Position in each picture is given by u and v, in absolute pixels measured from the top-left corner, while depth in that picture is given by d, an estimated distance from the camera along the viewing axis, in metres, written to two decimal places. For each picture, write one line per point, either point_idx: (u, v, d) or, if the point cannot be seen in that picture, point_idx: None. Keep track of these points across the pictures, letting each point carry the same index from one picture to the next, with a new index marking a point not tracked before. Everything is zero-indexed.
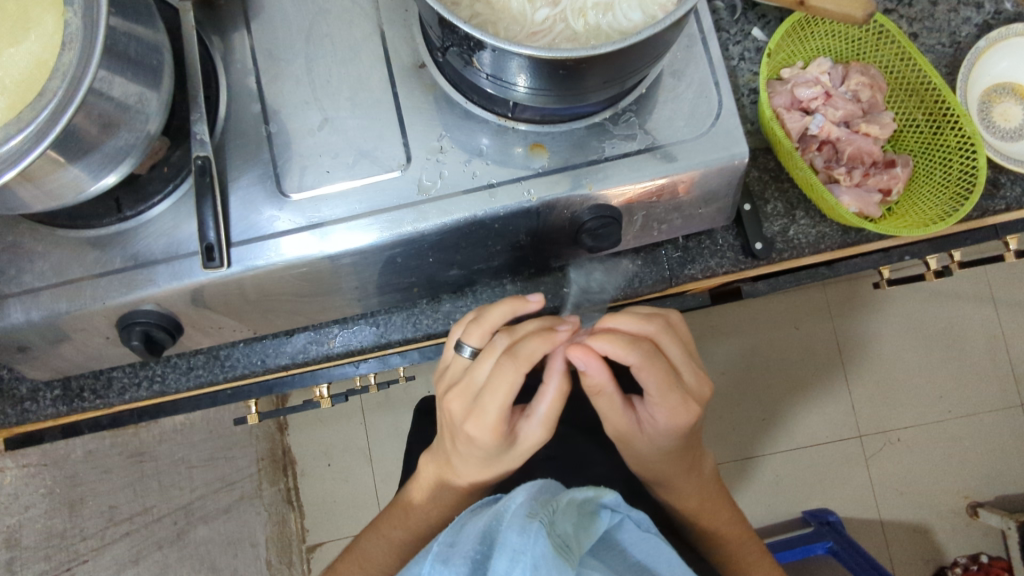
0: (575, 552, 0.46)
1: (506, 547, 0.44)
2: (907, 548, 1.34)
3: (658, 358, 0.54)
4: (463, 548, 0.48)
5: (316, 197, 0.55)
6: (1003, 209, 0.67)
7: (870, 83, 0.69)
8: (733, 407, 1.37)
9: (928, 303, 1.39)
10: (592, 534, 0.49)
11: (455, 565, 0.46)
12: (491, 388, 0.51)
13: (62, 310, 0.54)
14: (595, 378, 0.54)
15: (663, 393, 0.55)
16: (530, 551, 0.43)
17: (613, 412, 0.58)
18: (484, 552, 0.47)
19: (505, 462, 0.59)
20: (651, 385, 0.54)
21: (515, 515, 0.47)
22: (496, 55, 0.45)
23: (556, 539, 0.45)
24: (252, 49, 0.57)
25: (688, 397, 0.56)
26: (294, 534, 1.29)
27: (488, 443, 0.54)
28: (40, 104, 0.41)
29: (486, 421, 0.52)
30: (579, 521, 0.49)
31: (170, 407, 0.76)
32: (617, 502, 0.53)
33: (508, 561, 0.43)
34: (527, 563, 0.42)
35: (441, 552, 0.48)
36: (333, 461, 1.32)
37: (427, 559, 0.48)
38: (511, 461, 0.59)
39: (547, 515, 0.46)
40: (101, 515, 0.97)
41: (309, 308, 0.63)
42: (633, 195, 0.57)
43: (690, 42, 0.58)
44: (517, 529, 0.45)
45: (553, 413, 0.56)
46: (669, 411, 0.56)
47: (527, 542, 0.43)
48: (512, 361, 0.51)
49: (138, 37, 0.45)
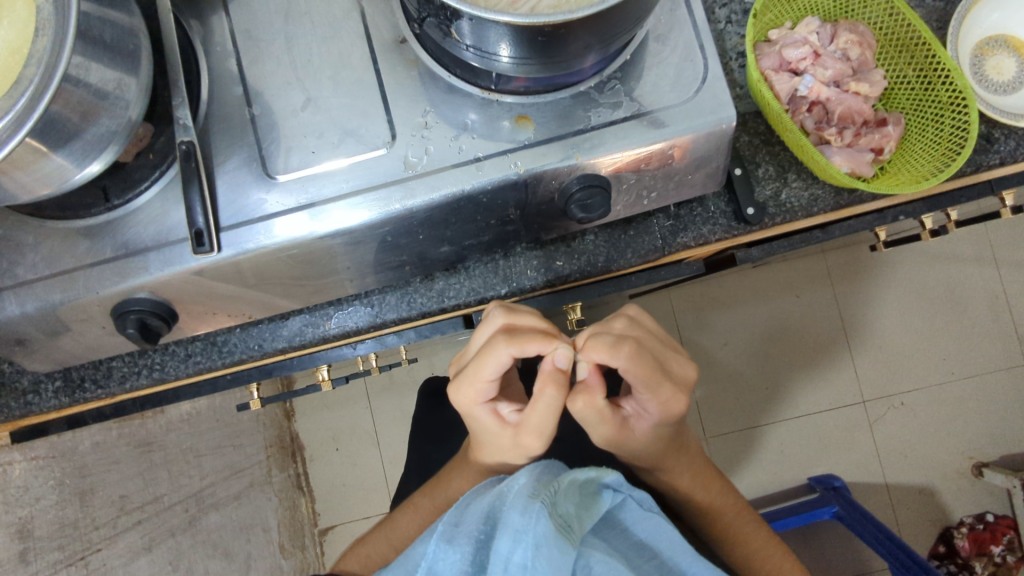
0: (578, 531, 0.46)
1: (509, 528, 0.44)
2: (912, 511, 1.35)
3: (642, 353, 0.54)
4: (468, 528, 0.48)
5: (304, 177, 0.55)
6: (997, 163, 0.66)
7: (859, 41, 0.68)
8: (734, 377, 1.38)
9: (930, 266, 1.38)
10: (594, 515, 0.50)
11: (459, 545, 0.47)
12: (480, 357, 0.54)
13: (56, 301, 0.55)
14: (585, 406, 0.56)
15: (654, 386, 0.55)
16: (532, 530, 0.43)
17: (605, 419, 0.57)
18: (489, 531, 0.48)
19: (497, 445, 0.59)
20: (639, 381, 0.55)
21: (517, 496, 0.48)
22: (475, 24, 0.44)
23: (558, 519, 0.45)
24: (232, 31, 0.57)
25: (678, 386, 0.58)
26: (305, 518, 1.38)
27: (473, 407, 0.57)
28: (17, 93, 0.41)
29: (473, 385, 0.55)
30: (581, 501, 0.50)
31: (173, 395, 0.77)
32: (618, 483, 0.53)
33: (511, 541, 0.43)
34: (529, 542, 0.43)
35: (446, 530, 0.49)
36: (341, 445, 1.41)
37: (433, 538, 0.49)
38: (505, 448, 0.59)
39: (548, 495, 0.47)
40: (113, 504, 0.96)
41: (303, 290, 0.63)
42: (623, 163, 0.56)
43: (674, 5, 0.57)
44: (519, 510, 0.45)
45: (536, 419, 0.54)
46: (661, 402, 0.57)
47: (530, 522, 0.44)
48: (500, 338, 0.52)
49: (113, 22, 0.45)
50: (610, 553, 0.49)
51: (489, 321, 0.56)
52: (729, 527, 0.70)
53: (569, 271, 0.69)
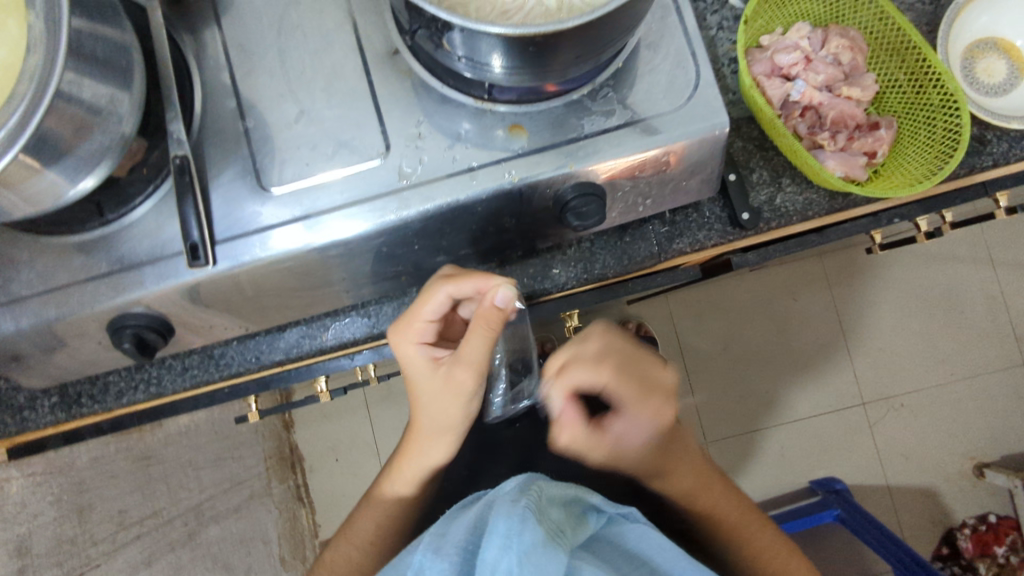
0: (564, 539, 0.46)
1: (495, 534, 0.44)
2: (913, 512, 1.35)
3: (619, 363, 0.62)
4: (455, 540, 0.48)
5: (297, 189, 0.55)
6: (990, 165, 0.66)
7: (850, 45, 0.68)
8: (734, 382, 1.38)
9: (926, 267, 1.38)
10: (578, 528, 0.50)
11: (447, 556, 0.46)
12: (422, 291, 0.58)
13: (51, 317, 0.55)
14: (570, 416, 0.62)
15: (638, 396, 0.63)
16: (519, 537, 0.43)
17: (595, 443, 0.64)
18: (477, 542, 0.47)
19: (434, 394, 0.61)
20: (625, 393, 0.62)
21: (500, 504, 0.48)
22: (466, 35, 0.44)
23: (545, 526, 0.45)
24: (224, 44, 0.57)
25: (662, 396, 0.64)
26: (306, 530, 1.34)
27: (413, 352, 0.60)
28: (10, 109, 0.41)
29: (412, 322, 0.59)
30: (564, 513, 0.50)
31: (170, 410, 0.76)
32: (601, 503, 0.54)
33: (497, 548, 0.43)
34: (516, 549, 0.42)
35: (433, 541, 0.48)
36: (341, 456, 1.37)
37: (420, 549, 0.48)
38: (440, 394, 0.61)
39: (533, 501, 0.47)
40: (111, 520, 0.99)
41: (299, 302, 0.63)
42: (616, 170, 0.56)
43: (664, 13, 0.58)
44: (505, 516, 0.45)
45: (472, 345, 0.57)
46: (650, 411, 0.63)
47: (516, 528, 0.43)
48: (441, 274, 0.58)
49: (104, 38, 0.45)
50: (601, 564, 0.48)
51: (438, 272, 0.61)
52: (729, 523, 0.70)
53: (566, 279, 0.69)
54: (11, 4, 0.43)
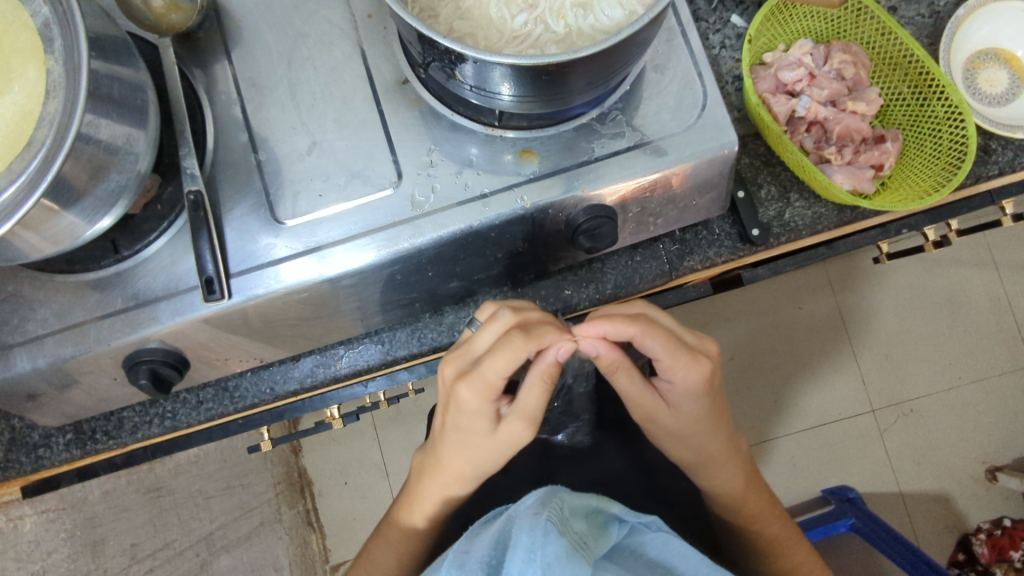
0: (587, 551, 0.45)
1: (519, 548, 0.43)
2: (928, 518, 1.34)
3: (653, 324, 0.54)
4: (478, 554, 0.47)
5: (311, 221, 0.55)
6: (996, 173, 0.67)
7: (853, 60, 0.69)
8: (744, 392, 1.37)
9: (929, 272, 1.39)
10: (601, 538, 0.49)
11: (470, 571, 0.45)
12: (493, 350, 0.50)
13: (68, 355, 0.55)
14: (608, 357, 0.54)
15: (671, 352, 0.54)
16: (542, 550, 0.42)
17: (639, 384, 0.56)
18: (500, 557, 0.47)
19: (479, 448, 0.56)
20: (656, 348, 0.54)
21: (521, 517, 0.47)
22: (478, 66, 0.45)
23: (568, 536, 0.45)
24: (235, 78, 0.57)
25: (696, 355, 0.55)
26: (316, 556, 1.31)
27: (479, 410, 0.53)
28: (30, 156, 0.41)
29: (481, 382, 0.51)
30: (586, 523, 0.49)
31: (184, 441, 0.78)
32: (623, 513, 0.52)
33: (521, 562, 0.42)
34: (539, 563, 0.42)
35: (457, 558, 0.48)
36: (349, 479, 1.34)
37: (444, 568, 0.48)
38: (490, 448, 0.56)
39: (554, 514, 0.46)
40: (124, 553, 1.08)
41: (314, 331, 0.63)
42: (627, 191, 0.57)
43: (670, 35, 0.58)
44: (526, 530, 0.44)
45: (534, 403, 0.52)
46: (681, 370, 0.54)
47: (538, 541, 0.43)
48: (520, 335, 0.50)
49: (119, 77, 0.45)
50: None
51: (497, 321, 0.52)
52: (774, 542, 0.68)
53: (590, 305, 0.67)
54: (25, 48, 0.43)
